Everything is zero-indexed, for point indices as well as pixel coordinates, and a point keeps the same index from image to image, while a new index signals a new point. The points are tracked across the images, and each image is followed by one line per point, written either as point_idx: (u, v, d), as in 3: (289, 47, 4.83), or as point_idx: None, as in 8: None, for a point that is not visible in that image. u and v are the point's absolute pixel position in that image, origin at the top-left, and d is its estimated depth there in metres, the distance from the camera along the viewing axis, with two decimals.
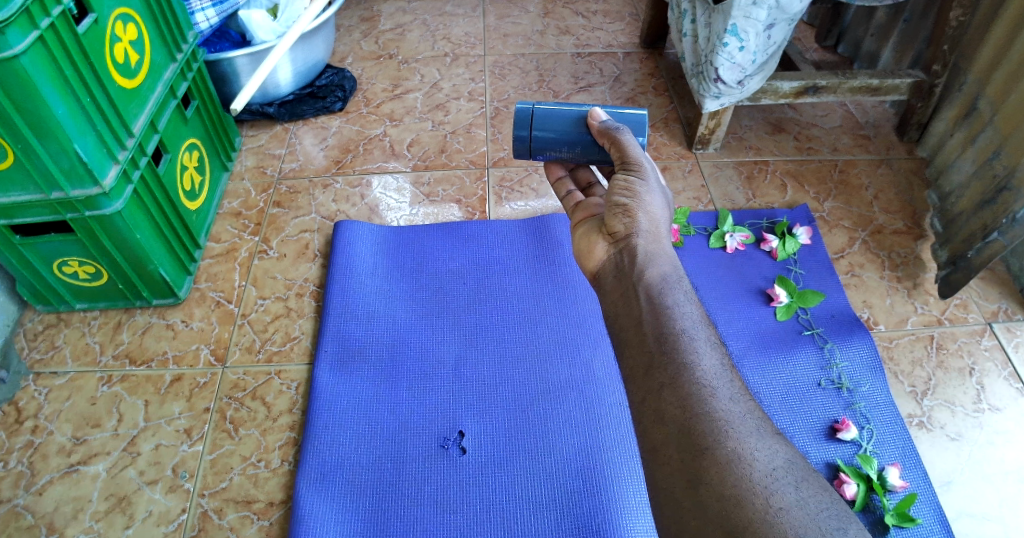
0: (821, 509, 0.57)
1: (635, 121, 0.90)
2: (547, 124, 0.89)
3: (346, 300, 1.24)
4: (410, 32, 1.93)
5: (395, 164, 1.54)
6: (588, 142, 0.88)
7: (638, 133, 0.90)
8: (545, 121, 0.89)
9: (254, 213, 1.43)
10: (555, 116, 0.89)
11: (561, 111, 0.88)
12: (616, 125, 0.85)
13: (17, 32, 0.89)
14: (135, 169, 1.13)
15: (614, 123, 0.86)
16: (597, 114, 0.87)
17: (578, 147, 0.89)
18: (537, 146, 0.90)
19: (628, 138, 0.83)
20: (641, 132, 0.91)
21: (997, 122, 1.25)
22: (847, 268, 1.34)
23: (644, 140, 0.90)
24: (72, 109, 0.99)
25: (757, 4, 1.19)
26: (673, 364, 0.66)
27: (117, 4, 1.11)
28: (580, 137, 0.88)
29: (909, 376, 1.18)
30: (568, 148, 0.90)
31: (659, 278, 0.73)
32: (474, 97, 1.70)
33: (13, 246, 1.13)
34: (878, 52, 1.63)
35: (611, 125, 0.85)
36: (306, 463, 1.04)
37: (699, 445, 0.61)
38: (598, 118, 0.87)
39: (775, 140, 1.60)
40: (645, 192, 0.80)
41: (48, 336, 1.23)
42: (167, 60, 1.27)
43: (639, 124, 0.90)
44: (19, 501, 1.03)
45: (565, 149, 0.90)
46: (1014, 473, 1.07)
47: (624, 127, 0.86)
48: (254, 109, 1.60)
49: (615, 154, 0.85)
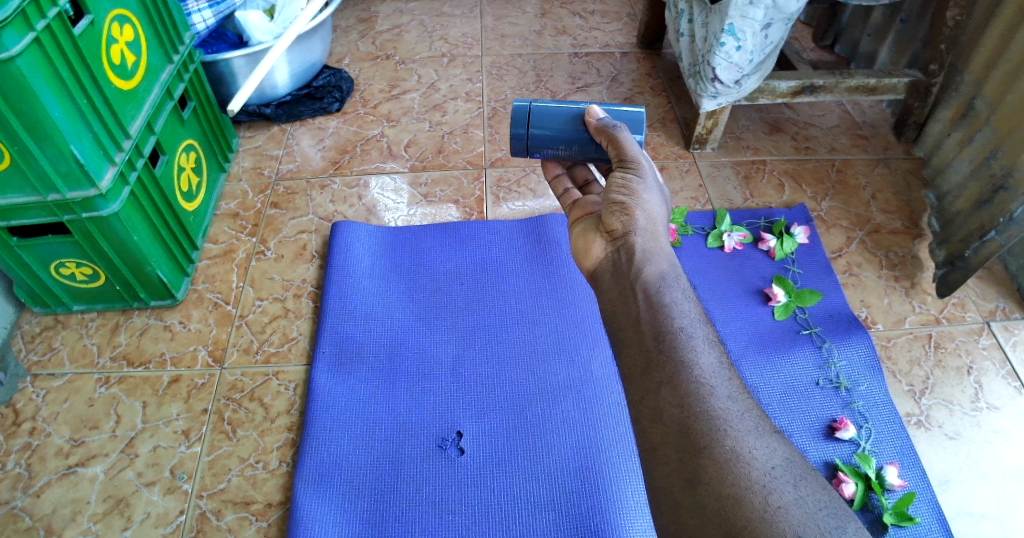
0: (820, 507, 0.57)
1: (632, 119, 0.91)
2: (545, 122, 0.89)
3: (345, 302, 1.24)
4: (407, 32, 1.93)
5: (392, 165, 1.54)
6: (586, 141, 0.89)
7: (635, 131, 0.90)
8: (542, 119, 0.89)
9: (251, 214, 1.43)
10: (552, 114, 0.89)
11: (558, 108, 0.88)
12: (613, 123, 0.85)
13: (13, 34, 0.89)
14: (132, 171, 1.13)
15: (611, 121, 0.86)
16: (595, 112, 0.87)
17: (576, 145, 0.89)
18: (535, 143, 0.90)
19: (625, 135, 0.83)
20: (638, 131, 0.91)
21: (994, 122, 1.25)
22: (845, 267, 1.34)
23: (642, 138, 0.90)
24: (68, 111, 0.99)
25: (754, 4, 1.19)
26: (671, 363, 0.66)
27: (114, 5, 1.11)
28: (578, 135, 0.88)
29: (907, 375, 1.18)
30: (565, 146, 0.90)
31: (657, 276, 0.73)
32: (471, 98, 1.70)
33: (10, 248, 1.13)
34: (874, 52, 1.63)
35: (608, 122, 0.85)
36: (305, 465, 1.04)
37: (697, 444, 0.61)
38: (595, 117, 0.87)
39: (772, 140, 1.60)
40: (642, 191, 0.80)
41: (45, 338, 1.23)
42: (164, 62, 1.27)
43: (637, 122, 0.90)
44: (17, 503, 1.03)
45: (562, 147, 0.90)
46: (1012, 471, 1.07)
47: (622, 125, 0.86)
48: (251, 110, 1.60)
49: (612, 152, 0.85)
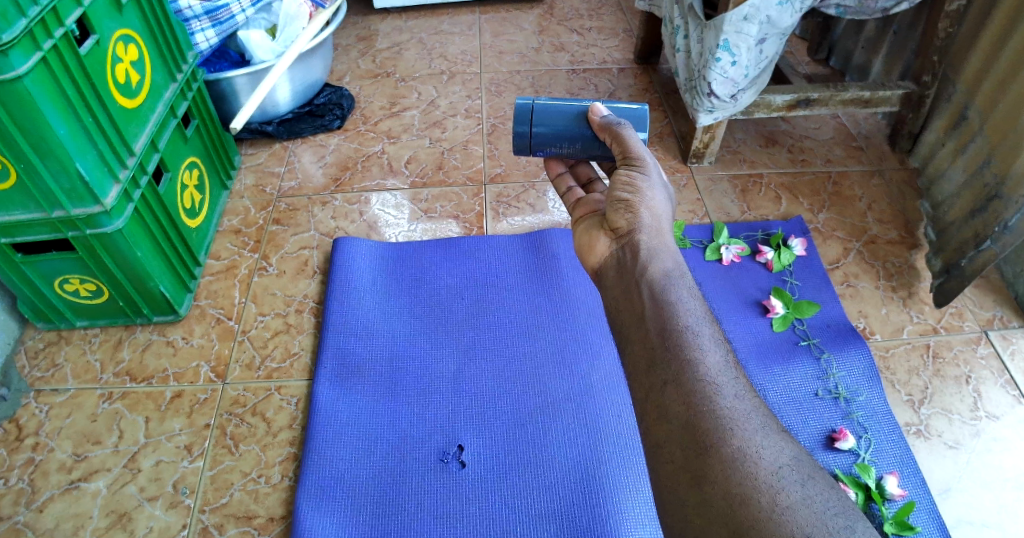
0: (828, 507, 0.57)
1: (635, 115, 0.92)
2: (547, 119, 0.90)
3: (346, 316, 1.25)
4: (407, 51, 1.96)
5: (393, 181, 1.56)
6: (588, 138, 0.90)
7: (638, 128, 0.92)
8: (543, 113, 0.90)
9: (253, 230, 1.45)
10: (555, 112, 0.90)
11: (561, 106, 0.90)
12: (616, 120, 0.86)
13: (20, 53, 0.91)
14: (136, 188, 1.15)
15: (615, 118, 0.87)
16: (597, 108, 0.88)
17: (578, 142, 0.90)
18: (536, 142, 0.91)
19: (629, 132, 0.85)
20: (641, 127, 0.92)
21: (986, 131, 1.27)
22: (842, 278, 1.35)
23: (645, 135, 0.91)
24: (73, 128, 1.00)
25: (747, 19, 1.22)
26: (676, 361, 0.67)
27: (118, 26, 1.13)
28: (580, 133, 0.90)
29: (906, 385, 1.18)
30: (568, 144, 0.91)
31: (662, 274, 0.74)
32: (470, 114, 1.72)
33: (13, 264, 1.14)
34: (867, 65, 1.66)
35: (612, 119, 0.86)
36: (306, 478, 1.04)
37: (703, 442, 0.61)
38: (599, 114, 0.88)
39: (768, 153, 1.62)
40: (646, 187, 0.81)
41: (49, 354, 1.23)
42: (168, 81, 1.29)
43: (640, 119, 0.92)
44: (19, 518, 1.03)
45: (565, 144, 0.91)
46: (1013, 480, 1.07)
47: (625, 122, 0.87)
48: (253, 127, 1.62)
49: (617, 149, 0.86)
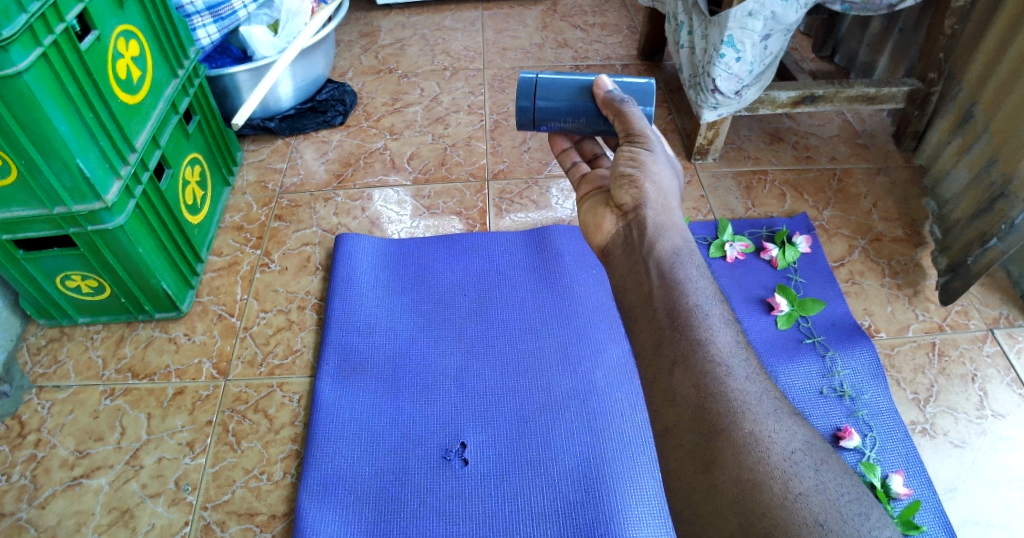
0: (841, 494, 0.56)
1: (640, 90, 0.91)
2: (550, 94, 0.89)
3: (348, 313, 1.24)
4: (410, 47, 1.95)
5: (395, 178, 1.55)
6: (592, 113, 0.89)
7: (643, 102, 0.91)
8: (546, 86, 0.90)
9: (255, 227, 1.44)
10: (559, 85, 0.89)
11: (565, 80, 0.89)
12: (621, 97, 0.86)
13: (20, 49, 0.90)
14: (138, 185, 1.14)
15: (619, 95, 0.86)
16: (602, 83, 0.87)
17: (582, 118, 0.90)
18: (539, 117, 0.91)
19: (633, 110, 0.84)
20: (647, 101, 0.91)
21: (991, 129, 1.26)
22: (847, 276, 1.34)
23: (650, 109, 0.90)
24: (74, 126, 1.00)
25: (752, 15, 1.20)
26: (686, 341, 0.66)
27: (119, 22, 1.13)
28: (584, 107, 0.89)
29: (911, 383, 1.18)
30: (571, 118, 0.90)
31: (670, 252, 0.73)
32: (473, 110, 1.72)
33: (15, 260, 1.14)
34: (872, 63, 1.65)
35: (616, 96, 0.86)
36: (309, 476, 1.04)
37: (715, 425, 0.61)
38: (603, 87, 0.87)
39: (773, 150, 1.61)
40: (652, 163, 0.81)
41: (51, 350, 1.23)
42: (169, 78, 1.29)
43: (646, 94, 0.91)
44: (21, 515, 1.03)
45: (568, 119, 0.90)
46: (1018, 479, 1.06)
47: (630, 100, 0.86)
48: (255, 123, 1.62)
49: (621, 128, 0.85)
